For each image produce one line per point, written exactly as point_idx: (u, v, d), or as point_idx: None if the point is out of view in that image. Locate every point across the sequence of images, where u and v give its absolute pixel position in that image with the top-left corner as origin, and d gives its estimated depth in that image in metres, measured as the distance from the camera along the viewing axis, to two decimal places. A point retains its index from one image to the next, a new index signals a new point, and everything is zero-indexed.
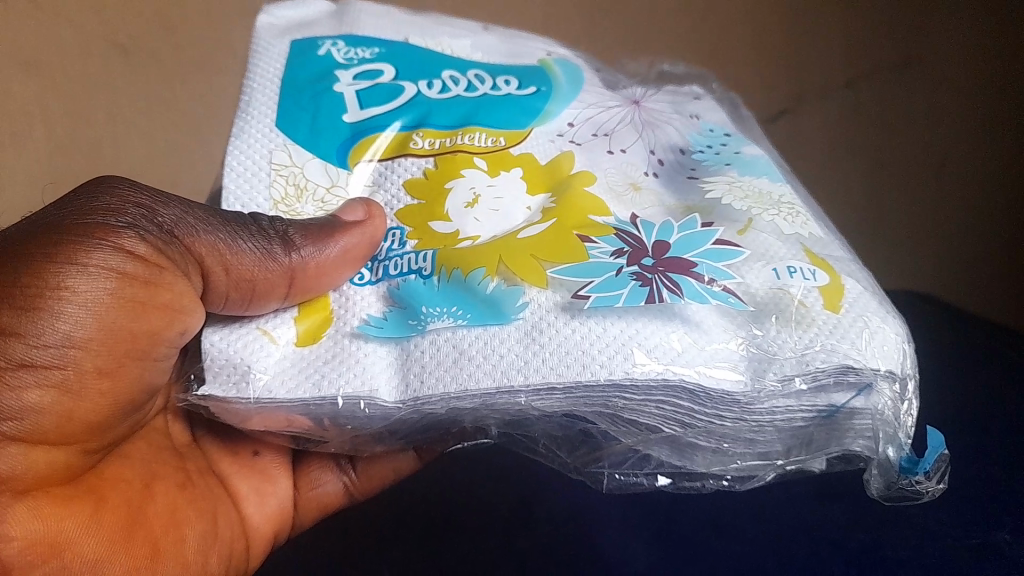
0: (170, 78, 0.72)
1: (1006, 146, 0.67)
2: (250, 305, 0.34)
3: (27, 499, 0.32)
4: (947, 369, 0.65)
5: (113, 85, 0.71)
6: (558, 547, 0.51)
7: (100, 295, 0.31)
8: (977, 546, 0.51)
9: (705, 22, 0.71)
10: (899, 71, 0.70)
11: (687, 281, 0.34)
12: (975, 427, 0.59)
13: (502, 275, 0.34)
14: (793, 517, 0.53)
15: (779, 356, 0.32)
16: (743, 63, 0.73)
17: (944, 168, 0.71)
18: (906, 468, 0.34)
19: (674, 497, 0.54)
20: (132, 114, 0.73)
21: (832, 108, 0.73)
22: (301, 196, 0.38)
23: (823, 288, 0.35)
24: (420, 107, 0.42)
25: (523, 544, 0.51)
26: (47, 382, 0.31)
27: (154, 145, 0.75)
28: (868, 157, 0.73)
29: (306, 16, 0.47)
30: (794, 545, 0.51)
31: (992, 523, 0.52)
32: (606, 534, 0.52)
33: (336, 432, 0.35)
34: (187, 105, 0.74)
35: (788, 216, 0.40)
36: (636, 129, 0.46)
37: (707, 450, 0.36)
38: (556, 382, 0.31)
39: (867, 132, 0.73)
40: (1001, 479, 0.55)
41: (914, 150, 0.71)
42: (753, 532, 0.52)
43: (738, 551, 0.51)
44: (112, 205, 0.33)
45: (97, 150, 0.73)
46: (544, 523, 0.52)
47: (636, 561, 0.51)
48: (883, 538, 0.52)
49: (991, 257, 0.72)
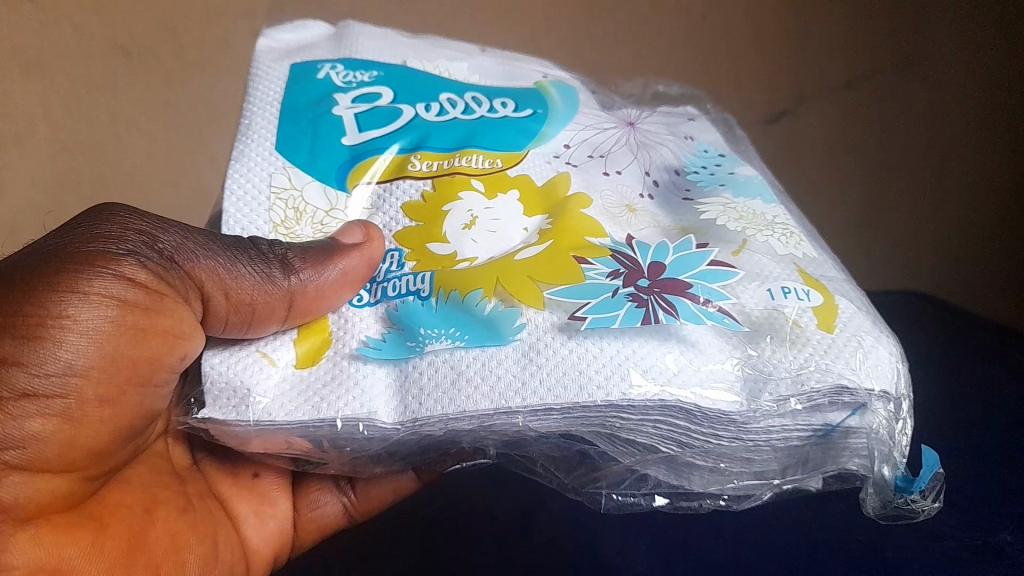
0: (171, 80, 0.71)
1: (1001, 147, 0.69)
2: (250, 328, 0.34)
3: (30, 526, 0.32)
4: (950, 373, 0.65)
5: (115, 93, 0.71)
6: (563, 551, 0.52)
7: (101, 323, 0.31)
8: (977, 545, 0.52)
9: (714, 19, 0.70)
10: (905, 68, 0.70)
11: (682, 302, 0.35)
12: (978, 428, 0.59)
13: (500, 296, 0.35)
14: (792, 530, 0.53)
15: (774, 376, 0.33)
16: (744, 68, 0.72)
17: (946, 167, 0.72)
18: (902, 487, 0.34)
19: (671, 519, 0.54)
20: (133, 116, 0.72)
21: (834, 108, 0.73)
22: (300, 219, 0.39)
23: (817, 309, 0.35)
24: (417, 129, 0.42)
25: (521, 558, 0.51)
26: (48, 411, 0.31)
27: (154, 159, 0.75)
28: (867, 167, 0.74)
29: (305, 40, 0.48)
30: (797, 548, 0.52)
31: (993, 522, 0.53)
32: (609, 542, 0.53)
33: (335, 453, 0.35)
34: (187, 106, 0.73)
35: (782, 236, 0.40)
36: (631, 150, 0.46)
37: (704, 470, 0.36)
38: (554, 403, 0.32)
39: (864, 144, 0.73)
40: (1002, 480, 0.56)
41: (916, 143, 0.72)
42: (751, 547, 0.52)
43: (737, 563, 0.51)
44: (112, 232, 0.33)
45: (99, 154, 0.73)
46: (543, 537, 0.53)
47: (636, 565, 0.51)
48: (885, 538, 0.52)
49: (986, 254, 0.73)
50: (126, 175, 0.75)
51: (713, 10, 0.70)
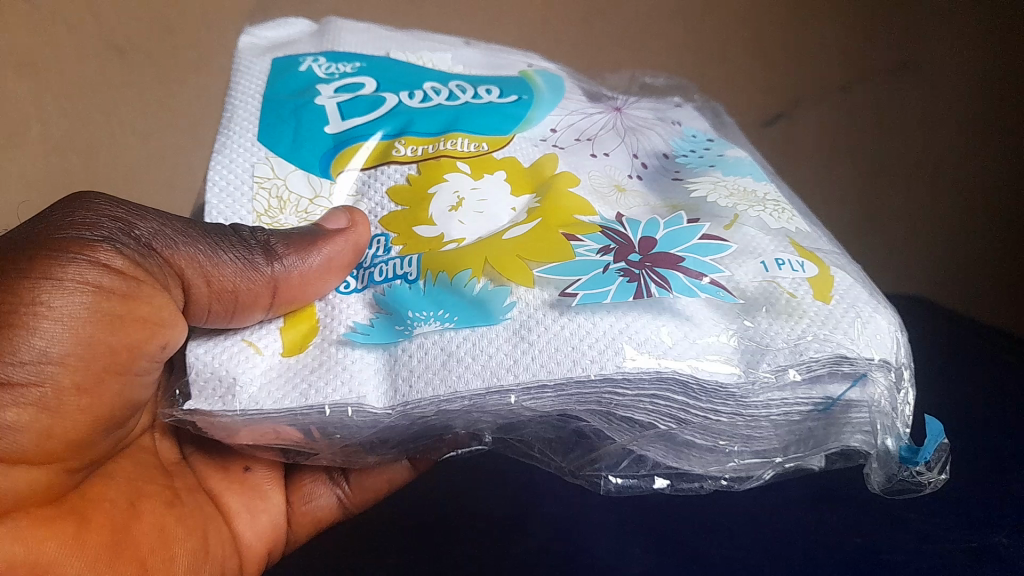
0: (164, 79, 0.71)
1: (998, 149, 0.67)
2: (233, 317, 0.34)
3: (9, 519, 0.32)
4: (949, 375, 0.64)
5: (107, 91, 0.70)
6: (552, 555, 0.50)
7: (77, 309, 0.31)
8: (975, 549, 0.50)
9: (710, 22, 0.70)
10: (898, 74, 0.70)
11: (675, 275, 0.34)
12: (971, 422, 0.59)
13: (489, 276, 0.34)
14: (790, 529, 0.52)
15: (772, 347, 0.32)
16: (745, 63, 0.72)
17: (938, 172, 0.70)
18: (907, 458, 0.33)
19: (667, 521, 0.52)
20: (124, 112, 0.72)
21: (830, 110, 0.72)
22: (284, 208, 0.38)
23: (812, 280, 0.35)
24: (401, 116, 0.42)
25: (518, 559, 0.49)
26: (24, 401, 0.30)
27: (146, 151, 0.73)
28: (863, 165, 0.73)
29: (288, 37, 0.48)
30: (792, 549, 0.51)
31: (988, 526, 0.52)
32: (602, 541, 0.51)
33: (325, 443, 0.34)
34: (181, 102, 0.72)
35: (774, 211, 0.40)
36: (618, 134, 0.46)
37: (703, 450, 0.36)
38: (547, 379, 0.31)
39: (862, 143, 0.73)
40: (1000, 480, 0.55)
41: (909, 147, 0.71)
42: (746, 549, 0.50)
43: (733, 564, 0.49)
44: (87, 218, 0.32)
45: (90, 155, 0.72)
46: (540, 537, 0.51)
47: (633, 563, 0.50)
48: (882, 539, 0.51)
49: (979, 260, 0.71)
50: (116, 172, 0.73)
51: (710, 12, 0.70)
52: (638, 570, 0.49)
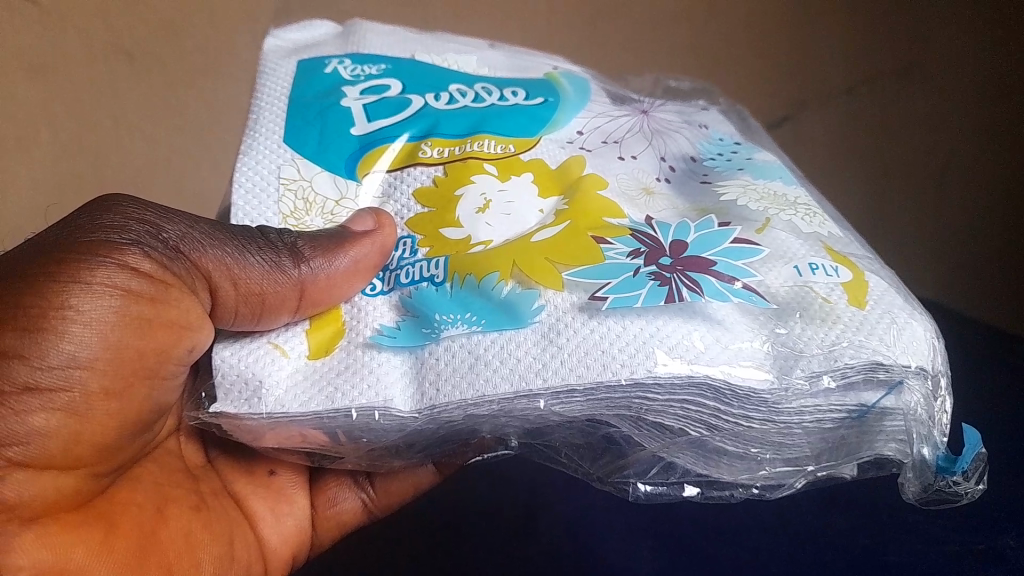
0: (174, 84, 0.72)
1: (1006, 154, 0.64)
2: (259, 319, 0.33)
3: (36, 525, 0.32)
4: (976, 380, 0.62)
5: (119, 96, 0.71)
6: (564, 551, 0.53)
7: (105, 313, 0.31)
8: (983, 551, 0.51)
9: (713, 25, 0.70)
10: (902, 77, 0.68)
11: (707, 279, 0.33)
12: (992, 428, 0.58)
13: (517, 278, 0.34)
14: (799, 535, 0.53)
15: (806, 353, 0.31)
16: (746, 69, 0.72)
17: (946, 175, 0.68)
18: (944, 468, 0.32)
19: (679, 524, 0.54)
20: (133, 117, 0.72)
21: (831, 117, 0.72)
22: (310, 209, 0.38)
23: (847, 284, 0.34)
24: (426, 118, 0.41)
25: (524, 556, 0.52)
26: (52, 405, 0.31)
27: (155, 155, 0.75)
28: (868, 170, 0.72)
29: (313, 39, 0.47)
30: (801, 552, 0.52)
31: (997, 528, 0.52)
32: (608, 544, 0.53)
33: (351, 446, 0.34)
34: (192, 111, 0.74)
35: (805, 215, 0.39)
36: (645, 137, 0.46)
37: (734, 457, 0.35)
38: (576, 383, 0.30)
39: (874, 150, 0.71)
40: (1014, 488, 0.55)
41: (918, 153, 0.69)
42: (753, 551, 0.52)
43: (742, 568, 0.51)
44: (115, 221, 0.32)
45: (101, 160, 0.73)
46: (546, 539, 0.53)
47: (641, 567, 0.52)
48: (887, 540, 0.52)
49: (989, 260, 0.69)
50: (128, 178, 0.75)
51: (715, 16, 0.69)
52: (643, 570, 0.52)
